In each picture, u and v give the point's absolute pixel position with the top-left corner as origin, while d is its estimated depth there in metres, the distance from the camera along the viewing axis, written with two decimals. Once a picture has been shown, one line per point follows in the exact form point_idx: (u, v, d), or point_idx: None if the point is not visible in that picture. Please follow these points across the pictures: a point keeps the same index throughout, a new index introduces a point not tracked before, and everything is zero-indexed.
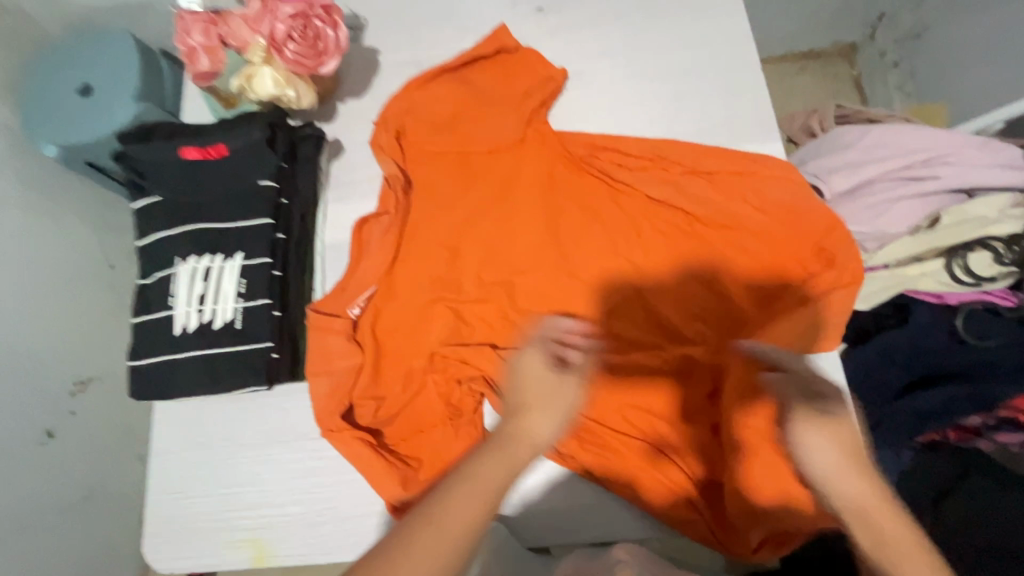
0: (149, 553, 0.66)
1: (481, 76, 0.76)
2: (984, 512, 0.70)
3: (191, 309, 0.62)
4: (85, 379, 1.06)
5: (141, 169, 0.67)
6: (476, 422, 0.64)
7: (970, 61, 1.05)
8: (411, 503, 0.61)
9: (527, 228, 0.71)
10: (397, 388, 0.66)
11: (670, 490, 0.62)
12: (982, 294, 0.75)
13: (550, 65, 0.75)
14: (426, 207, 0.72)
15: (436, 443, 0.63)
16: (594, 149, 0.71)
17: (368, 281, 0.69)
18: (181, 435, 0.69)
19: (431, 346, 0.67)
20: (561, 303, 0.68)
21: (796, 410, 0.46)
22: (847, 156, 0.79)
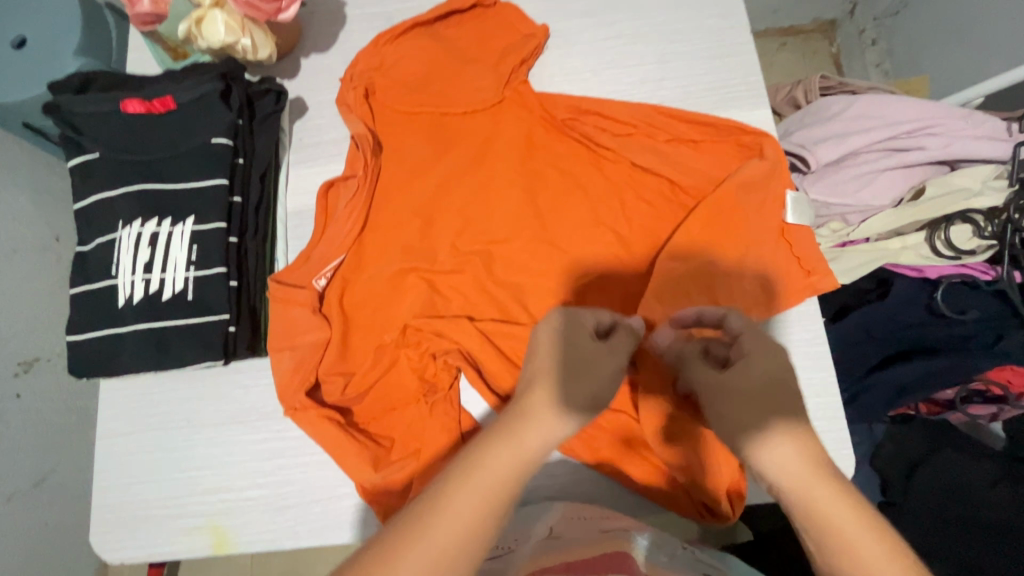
0: (98, 544, 0.61)
1: (457, 32, 0.71)
2: (956, 482, 0.71)
3: (136, 278, 0.56)
4: (32, 360, 0.98)
5: (76, 123, 0.60)
6: (452, 399, 0.60)
7: (940, 41, 1.04)
8: (383, 484, 0.57)
9: (507, 196, 0.67)
10: (367, 363, 0.61)
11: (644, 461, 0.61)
12: (959, 267, 0.74)
13: (531, 21, 0.70)
14: (399, 172, 0.67)
15: (410, 422, 0.60)
16: (575, 112, 0.67)
17: (335, 250, 0.64)
18: (131, 417, 0.64)
19: (404, 318, 0.63)
20: (541, 274, 0.64)
21: (743, 419, 0.39)
22: (832, 126, 0.78)
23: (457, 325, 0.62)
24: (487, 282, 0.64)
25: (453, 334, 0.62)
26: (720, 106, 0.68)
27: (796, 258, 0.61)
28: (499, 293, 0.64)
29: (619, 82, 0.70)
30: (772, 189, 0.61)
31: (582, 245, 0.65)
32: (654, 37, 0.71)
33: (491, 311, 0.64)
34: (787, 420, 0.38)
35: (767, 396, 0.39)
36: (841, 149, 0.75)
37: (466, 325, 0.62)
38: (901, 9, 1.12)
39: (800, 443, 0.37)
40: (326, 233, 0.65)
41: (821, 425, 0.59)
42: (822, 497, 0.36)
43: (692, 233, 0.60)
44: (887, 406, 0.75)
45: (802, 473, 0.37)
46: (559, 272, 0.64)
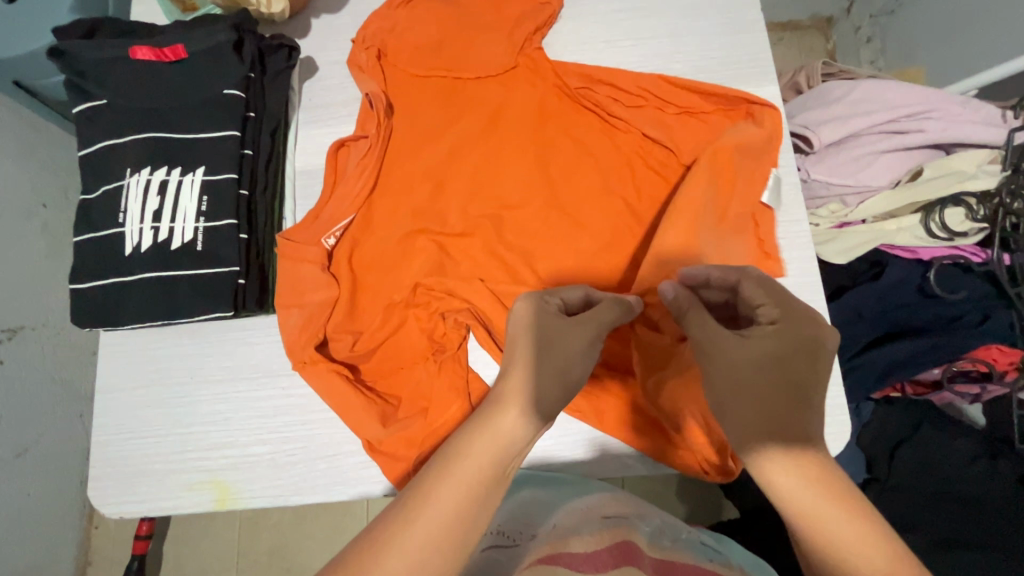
0: (97, 498, 0.61)
1: None
2: (940, 457, 0.74)
3: (145, 227, 0.56)
4: (15, 328, 0.96)
5: (82, 69, 0.59)
6: (460, 358, 0.60)
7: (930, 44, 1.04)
8: (390, 440, 0.58)
9: (517, 162, 0.67)
10: (376, 321, 0.62)
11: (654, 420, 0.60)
12: (952, 249, 0.77)
13: None
14: (410, 134, 0.67)
15: (418, 381, 0.60)
16: (587, 80, 0.68)
17: (346, 209, 0.63)
18: (132, 371, 0.63)
19: (413, 279, 0.63)
20: (552, 239, 0.65)
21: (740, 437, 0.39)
22: (834, 109, 0.80)
23: (466, 286, 0.62)
24: (496, 246, 0.65)
25: (463, 296, 0.62)
26: (730, 82, 0.69)
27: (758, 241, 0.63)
28: (508, 257, 0.64)
29: (631, 54, 0.71)
30: (760, 158, 0.63)
31: (588, 215, 0.65)
32: (667, 12, 0.72)
33: (501, 275, 0.64)
34: (782, 434, 0.37)
35: (753, 391, 0.39)
36: (843, 131, 0.77)
37: (477, 288, 0.62)
38: (894, 9, 1.10)
39: (800, 462, 0.37)
40: (336, 192, 0.64)
41: (820, 392, 0.60)
42: (818, 513, 0.35)
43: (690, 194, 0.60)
44: (878, 385, 0.77)
45: (808, 488, 0.36)
46: (563, 240, 0.65)
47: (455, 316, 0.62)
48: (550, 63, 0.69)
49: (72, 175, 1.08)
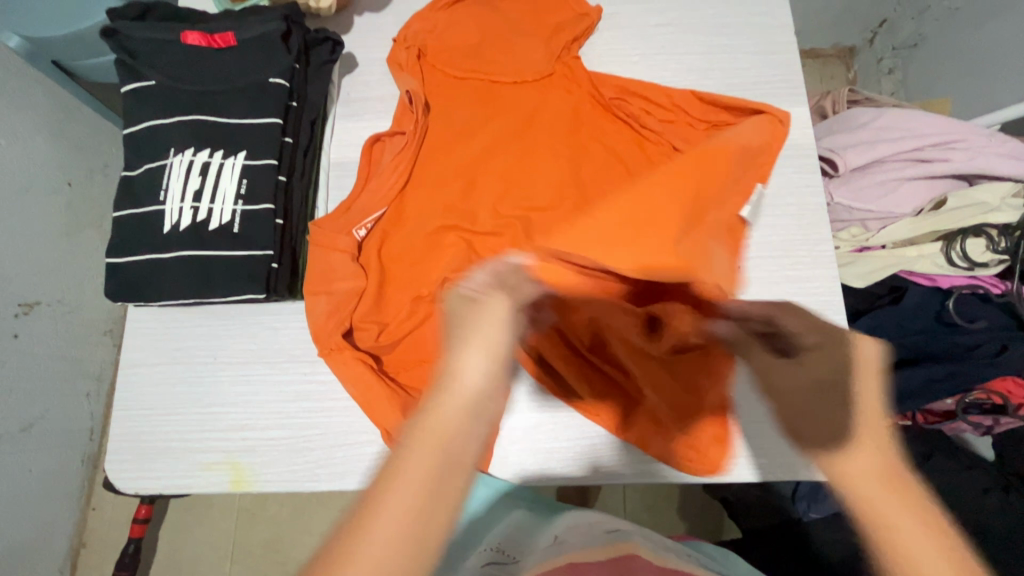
0: (113, 472, 0.61)
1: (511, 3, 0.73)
2: (952, 487, 0.74)
3: (185, 206, 0.57)
4: (32, 303, 0.97)
5: (133, 50, 0.60)
6: None
7: (952, 78, 1.04)
8: None
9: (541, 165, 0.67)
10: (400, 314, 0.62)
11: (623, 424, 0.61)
12: (971, 279, 0.76)
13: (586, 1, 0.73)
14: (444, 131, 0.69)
15: None
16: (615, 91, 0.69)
17: (378, 202, 0.64)
18: (157, 348, 0.63)
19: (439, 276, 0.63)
20: None
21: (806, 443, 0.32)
22: (861, 134, 0.81)
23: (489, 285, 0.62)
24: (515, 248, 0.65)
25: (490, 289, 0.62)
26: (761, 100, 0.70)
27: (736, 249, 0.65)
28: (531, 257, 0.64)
29: (665, 68, 0.72)
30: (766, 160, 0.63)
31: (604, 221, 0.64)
32: (703, 30, 0.73)
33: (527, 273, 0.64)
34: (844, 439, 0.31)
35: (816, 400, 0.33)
36: (868, 156, 0.79)
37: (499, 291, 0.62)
38: (919, 41, 1.11)
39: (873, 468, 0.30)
40: (370, 184, 0.65)
41: None
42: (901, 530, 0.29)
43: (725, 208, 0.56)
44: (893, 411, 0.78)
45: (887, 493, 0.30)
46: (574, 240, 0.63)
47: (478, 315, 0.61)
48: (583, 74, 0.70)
49: (99, 156, 1.09)
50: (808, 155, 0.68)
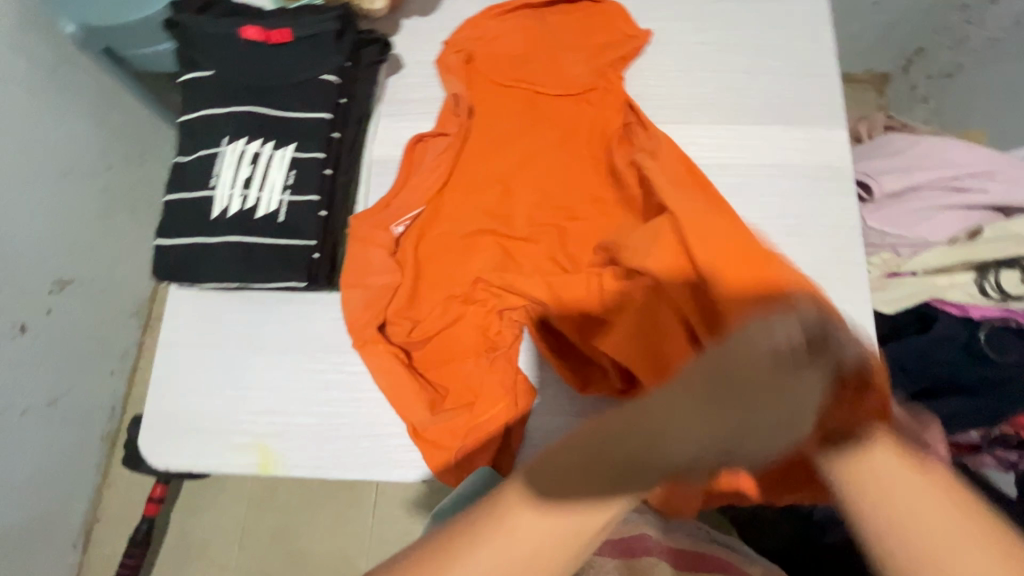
0: (144, 447, 0.62)
1: (560, 20, 0.75)
2: None
3: (234, 193, 0.60)
4: (66, 280, 1.00)
5: (193, 41, 0.63)
6: (510, 358, 0.61)
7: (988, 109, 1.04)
8: (436, 425, 0.59)
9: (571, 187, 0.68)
10: (432, 320, 0.63)
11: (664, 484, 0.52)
12: (1004, 314, 0.75)
13: (634, 25, 0.74)
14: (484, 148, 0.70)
15: (468, 375, 0.61)
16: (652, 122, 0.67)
17: (415, 201, 0.66)
18: (194, 329, 0.65)
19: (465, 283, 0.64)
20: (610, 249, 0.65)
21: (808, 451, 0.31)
22: (897, 160, 0.83)
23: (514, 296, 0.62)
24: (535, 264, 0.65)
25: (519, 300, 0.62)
26: (798, 121, 0.71)
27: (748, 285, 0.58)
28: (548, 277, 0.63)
29: (704, 85, 0.73)
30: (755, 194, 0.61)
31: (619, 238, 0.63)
32: (744, 49, 0.74)
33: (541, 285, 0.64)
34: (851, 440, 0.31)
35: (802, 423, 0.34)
36: (904, 182, 0.80)
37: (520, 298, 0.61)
38: (954, 71, 1.11)
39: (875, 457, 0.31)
40: (410, 183, 0.67)
41: None
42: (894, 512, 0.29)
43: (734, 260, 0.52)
44: None
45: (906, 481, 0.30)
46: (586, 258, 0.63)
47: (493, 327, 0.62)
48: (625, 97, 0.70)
49: (139, 142, 1.12)
50: (844, 176, 0.68)
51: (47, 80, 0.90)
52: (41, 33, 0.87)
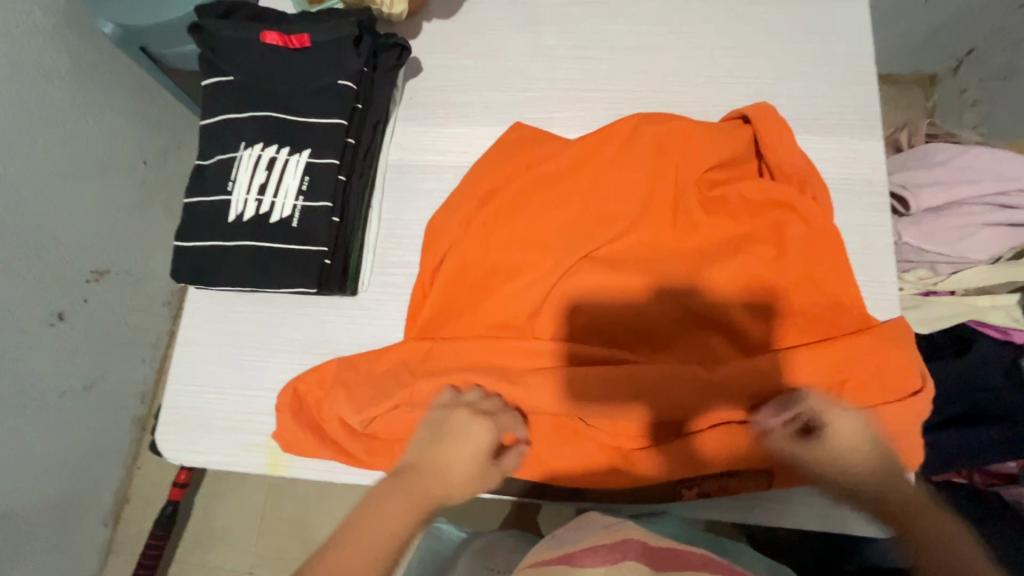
0: (161, 442, 0.64)
1: (593, 277, 0.59)
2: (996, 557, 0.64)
3: (249, 197, 0.61)
4: (102, 271, 1.03)
5: (215, 46, 0.64)
6: (625, 289, 0.58)
7: None
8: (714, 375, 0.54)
9: (630, 278, 0.59)
10: (597, 275, 0.59)
11: (732, 286, 0.58)
12: (1003, 332, 0.71)
13: (560, 262, 0.60)
14: None
15: (629, 297, 0.59)
16: (657, 281, 0.58)
17: (627, 286, 0.58)
18: (214, 328, 0.67)
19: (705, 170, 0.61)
20: (661, 281, 0.59)
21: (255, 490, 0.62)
22: (937, 173, 0.76)
23: (789, 146, 0.63)
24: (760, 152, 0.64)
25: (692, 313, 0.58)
26: (831, 130, 0.67)
27: (660, 275, 0.59)
28: (730, 306, 0.58)
29: (733, 92, 0.70)
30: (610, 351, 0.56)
31: (547, 271, 0.60)
32: (778, 53, 0.71)
33: (621, 308, 0.59)
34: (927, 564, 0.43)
35: None
36: (945, 197, 0.74)
37: (626, 288, 0.58)
38: (1009, 73, 1.02)
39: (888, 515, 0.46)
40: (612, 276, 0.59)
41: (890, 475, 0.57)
42: None
43: (642, 262, 0.60)
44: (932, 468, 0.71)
45: None
46: (579, 282, 0.59)
47: (784, 163, 0.62)
48: (609, 273, 0.59)
49: (174, 137, 1.14)
50: (879, 190, 0.65)
51: (87, 77, 0.92)
52: (83, 32, 0.90)
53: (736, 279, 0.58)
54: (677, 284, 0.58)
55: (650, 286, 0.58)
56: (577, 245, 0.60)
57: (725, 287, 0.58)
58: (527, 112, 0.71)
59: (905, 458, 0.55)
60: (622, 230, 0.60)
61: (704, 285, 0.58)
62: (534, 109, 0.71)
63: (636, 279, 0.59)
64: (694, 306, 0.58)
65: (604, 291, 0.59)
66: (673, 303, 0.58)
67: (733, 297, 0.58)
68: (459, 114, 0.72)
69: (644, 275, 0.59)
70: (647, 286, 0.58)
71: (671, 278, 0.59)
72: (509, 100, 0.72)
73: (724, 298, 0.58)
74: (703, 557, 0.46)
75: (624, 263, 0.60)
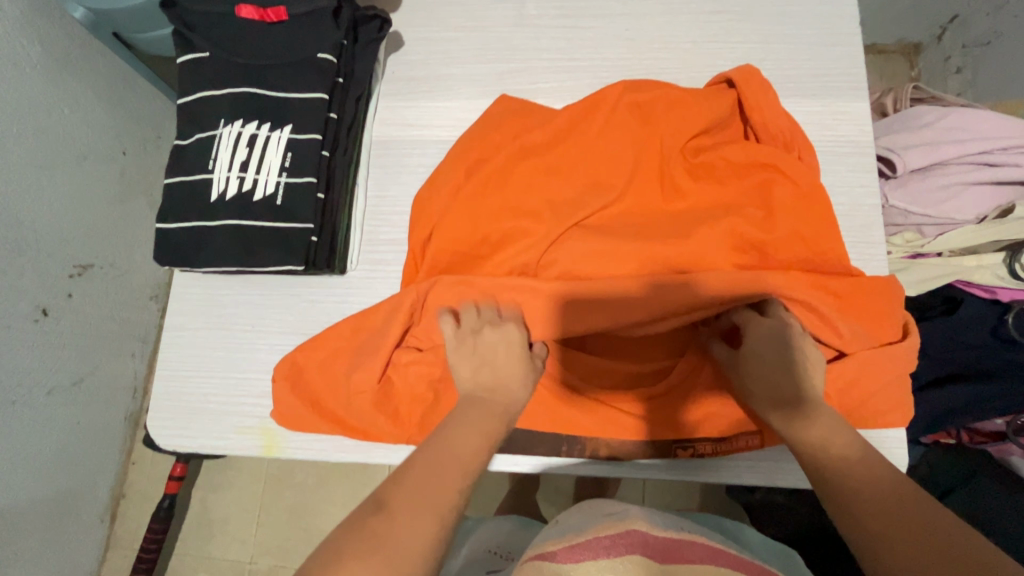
0: (153, 428, 0.63)
1: (581, 243, 0.59)
2: (984, 511, 0.66)
3: (231, 175, 0.60)
4: (86, 265, 1.01)
5: (189, 21, 0.62)
6: (617, 253, 0.58)
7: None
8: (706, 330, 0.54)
9: (620, 242, 0.58)
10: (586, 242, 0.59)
11: (725, 246, 0.58)
12: (989, 292, 0.72)
13: (549, 229, 0.59)
14: None
15: (621, 261, 0.58)
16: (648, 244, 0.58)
17: (618, 251, 0.58)
18: (202, 312, 0.66)
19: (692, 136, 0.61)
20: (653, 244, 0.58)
21: None
22: (923, 134, 0.76)
23: (771, 107, 0.62)
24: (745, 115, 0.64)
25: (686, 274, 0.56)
26: (819, 93, 0.67)
27: (651, 237, 0.58)
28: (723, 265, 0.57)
29: (719, 58, 0.69)
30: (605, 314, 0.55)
31: (536, 238, 0.59)
32: (764, 17, 0.70)
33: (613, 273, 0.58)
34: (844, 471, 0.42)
35: None
36: (931, 158, 0.74)
37: (616, 252, 0.58)
38: (993, 39, 1.02)
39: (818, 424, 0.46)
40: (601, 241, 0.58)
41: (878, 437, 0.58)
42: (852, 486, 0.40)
43: (631, 226, 0.59)
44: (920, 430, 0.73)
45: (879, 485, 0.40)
46: (568, 249, 0.59)
47: (770, 126, 0.62)
48: (598, 237, 0.59)
49: (152, 126, 1.11)
50: (867, 152, 0.65)
51: (60, 64, 0.89)
52: (52, 17, 0.87)
53: (728, 239, 0.58)
54: (671, 246, 0.57)
55: (642, 249, 0.58)
56: (565, 212, 0.60)
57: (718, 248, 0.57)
58: (512, 83, 0.70)
59: (890, 410, 0.57)
60: (609, 195, 0.60)
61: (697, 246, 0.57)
62: (520, 80, 0.70)
63: (627, 243, 0.58)
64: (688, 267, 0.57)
65: (596, 256, 0.58)
66: (667, 264, 0.57)
67: (725, 258, 0.57)
68: (444, 88, 0.71)
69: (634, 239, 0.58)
70: (638, 249, 0.58)
71: (663, 241, 0.58)
72: (494, 72, 0.71)
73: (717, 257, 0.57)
74: (709, 549, 0.41)
75: (613, 229, 0.60)
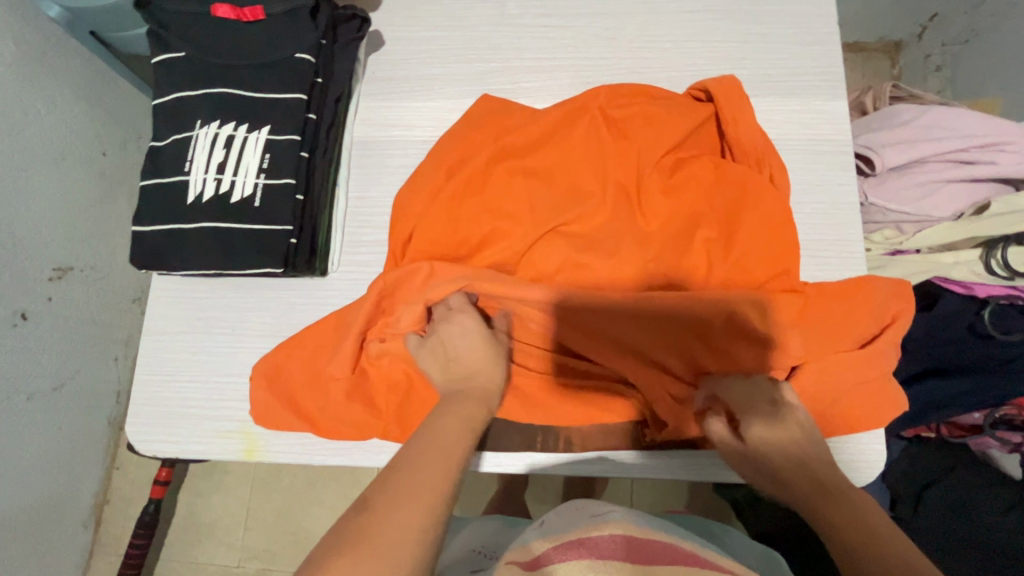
0: (132, 433, 0.62)
1: (557, 248, 0.59)
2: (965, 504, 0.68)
3: (208, 177, 0.59)
4: (66, 267, 0.99)
5: (164, 21, 0.61)
6: (594, 258, 0.58)
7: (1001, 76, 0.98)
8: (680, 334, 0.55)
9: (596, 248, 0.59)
10: (564, 246, 0.59)
11: (700, 251, 0.58)
12: (966, 288, 0.73)
13: (527, 234, 0.59)
14: None
15: (598, 267, 0.58)
16: (625, 251, 0.58)
17: (595, 256, 0.58)
18: (181, 315, 0.65)
19: (671, 144, 0.61)
20: (628, 250, 0.58)
21: None
22: (900, 132, 0.77)
23: (748, 122, 0.62)
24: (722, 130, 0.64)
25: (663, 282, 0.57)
26: (798, 92, 0.68)
27: (627, 243, 0.59)
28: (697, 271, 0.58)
29: (699, 57, 0.70)
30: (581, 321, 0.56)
31: (514, 243, 0.59)
32: (744, 17, 0.71)
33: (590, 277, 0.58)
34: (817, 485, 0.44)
35: None
36: (909, 156, 0.75)
37: (594, 258, 0.58)
38: (970, 37, 1.04)
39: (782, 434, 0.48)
40: (578, 246, 0.59)
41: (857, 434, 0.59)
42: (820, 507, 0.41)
43: (609, 230, 0.59)
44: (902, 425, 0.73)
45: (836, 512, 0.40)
46: (545, 254, 0.59)
47: (745, 139, 0.63)
48: (574, 243, 0.59)
49: (132, 127, 1.09)
50: (845, 150, 0.65)
51: (36, 63, 0.88)
52: (25, 15, 0.85)
53: (703, 244, 0.59)
54: (646, 252, 0.58)
55: (618, 255, 0.58)
56: (543, 216, 0.60)
57: (693, 253, 0.58)
58: (494, 83, 0.70)
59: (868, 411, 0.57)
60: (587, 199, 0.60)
61: (674, 254, 0.59)
62: (501, 80, 0.70)
63: (603, 249, 0.59)
64: (664, 272, 0.58)
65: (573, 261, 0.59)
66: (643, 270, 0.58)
67: (700, 264, 0.58)
68: (425, 87, 0.70)
69: (611, 245, 0.59)
70: (614, 255, 0.58)
71: (638, 247, 0.58)
72: (475, 72, 0.71)
73: (692, 263, 0.58)
74: (689, 554, 0.40)
75: (591, 234, 0.60)
